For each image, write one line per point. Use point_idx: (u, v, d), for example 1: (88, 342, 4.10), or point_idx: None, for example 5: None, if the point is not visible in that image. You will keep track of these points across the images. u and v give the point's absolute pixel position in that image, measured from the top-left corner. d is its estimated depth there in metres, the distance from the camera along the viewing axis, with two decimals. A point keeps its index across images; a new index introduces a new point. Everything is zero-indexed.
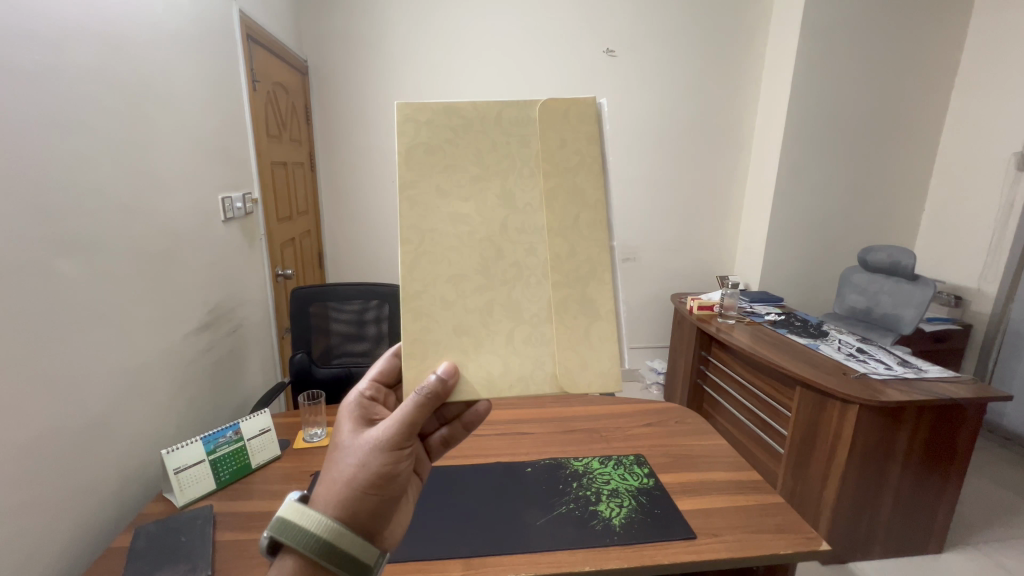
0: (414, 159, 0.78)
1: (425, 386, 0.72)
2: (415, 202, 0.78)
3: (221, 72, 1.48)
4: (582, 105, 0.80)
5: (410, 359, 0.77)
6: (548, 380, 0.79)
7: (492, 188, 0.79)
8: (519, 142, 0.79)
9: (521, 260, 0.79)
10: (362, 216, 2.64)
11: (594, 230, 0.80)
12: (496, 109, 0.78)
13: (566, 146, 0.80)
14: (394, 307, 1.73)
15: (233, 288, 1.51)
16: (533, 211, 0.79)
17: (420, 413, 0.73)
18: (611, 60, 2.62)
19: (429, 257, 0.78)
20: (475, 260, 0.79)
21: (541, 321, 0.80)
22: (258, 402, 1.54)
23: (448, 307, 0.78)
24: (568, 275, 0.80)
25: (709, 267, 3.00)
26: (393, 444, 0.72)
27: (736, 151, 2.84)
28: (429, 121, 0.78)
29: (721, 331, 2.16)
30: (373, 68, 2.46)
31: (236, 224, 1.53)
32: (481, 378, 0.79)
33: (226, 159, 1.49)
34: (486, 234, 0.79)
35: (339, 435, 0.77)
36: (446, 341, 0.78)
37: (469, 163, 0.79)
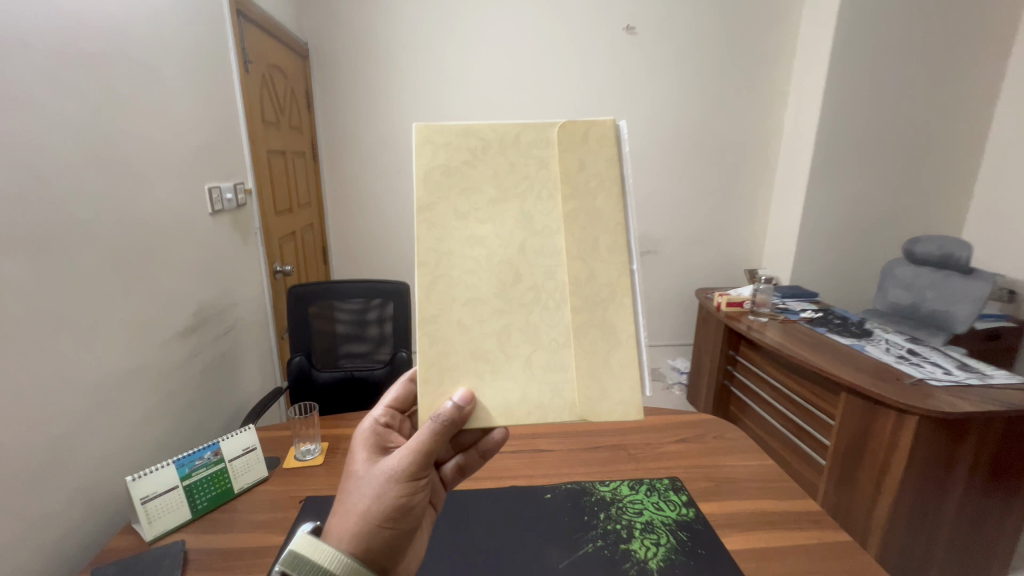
0: (431, 179, 0.72)
1: (441, 413, 0.69)
2: (432, 223, 0.72)
3: (206, 49, 1.35)
4: (603, 126, 0.72)
5: (425, 386, 0.73)
6: (568, 408, 0.73)
7: (511, 210, 0.73)
8: (537, 164, 0.74)
9: (540, 283, 0.74)
10: (369, 209, 2.51)
11: (614, 251, 0.73)
12: (515, 129, 0.72)
13: (586, 168, 0.73)
14: (400, 307, 1.60)
15: (226, 288, 1.40)
16: (552, 234, 0.73)
17: (435, 442, 0.71)
18: (632, 37, 2.44)
19: (448, 279, 0.72)
20: (492, 283, 0.73)
21: (560, 345, 0.74)
22: (252, 411, 1.42)
23: (464, 332, 0.73)
24: (588, 299, 0.73)
25: (735, 260, 2.82)
26: (409, 474, 0.71)
27: (765, 134, 2.65)
28: (448, 141, 0.73)
29: (752, 329, 1.99)
30: (377, 50, 2.32)
31: (227, 217, 1.41)
32: (498, 405, 0.73)
33: (215, 148, 1.37)
34: (504, 257, 0.73)
35: (353, 464, 0.75)
36: (464, 365, 0.73)
37: (487, 184, 0.72)
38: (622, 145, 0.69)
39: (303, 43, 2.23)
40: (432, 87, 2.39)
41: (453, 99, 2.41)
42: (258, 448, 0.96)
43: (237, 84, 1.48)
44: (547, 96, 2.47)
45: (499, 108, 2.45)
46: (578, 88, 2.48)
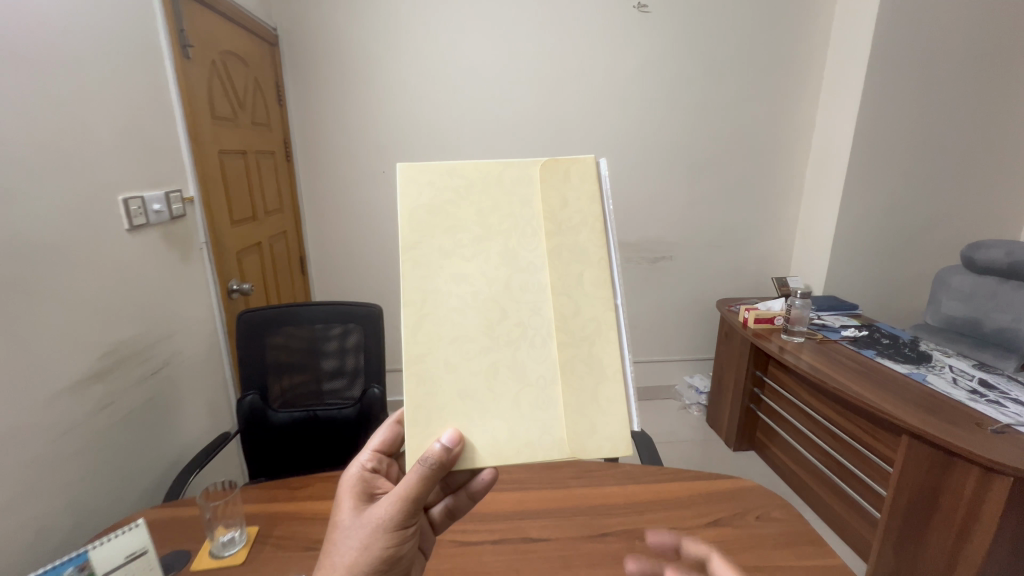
0: (411, 218, 0.61)
1: (429, 455, 0.57)
2: (415, 261, 0.61)
3: (122, 28, 1.11)
4: (584, 163, 0.63)
5: (411, 429, 0.60)
6: (562, 449, 0.61)
7: (494, 246, 0.62)
8: (520, 201, 0.63)
9: (526, 319, 0.62)
10: (350, 212, 2.27)
11: (600, 287, 0.62)
12: (496, 162, 0.63)
13: (568, 204, 0.63)
14: (367, 334, 1.38)
15: (152, 321, 1.16)
16: (537, 270, 0.62)
17: (423, 487, 0.61)
18: (643, 16, 2.16)
19: (432, 321, 0.60)
20: (477, 321, 0.61)
21: (550, 384, 0.62)
22: (190, 464, 1.19)
23: (451, 372, 0.60)
24: (574, 334, 0.62)
25: (759, 266, 2.53)
26: (397, 524, 0.62)
27: (794, 125, 2.35)
28: (430, 181, 0.62)
29: (786, 352, 1.71)
30: (356, 35, 2.06)
31: (154, 231, 1.18)
32: (486, 446, 0.61)
33: (132, 149, 1.11)
34: (488, 293, 0.62)
35: (337, 512, 0.66)
36: (451, 403, 0.60)
37: (470, 219, 0.62)
38: (607, 187, 0.60)
39: (271, 28, 1.99)
40: (419, 72, 2.12)
41: (446, 88, 2.15)
42: (151, 549, 0.73)
43: (169, 77, 1.25)
44: (550, 81, 2.19)
45: (496, 96, 2.19)
46: (584, 71, 2.20)
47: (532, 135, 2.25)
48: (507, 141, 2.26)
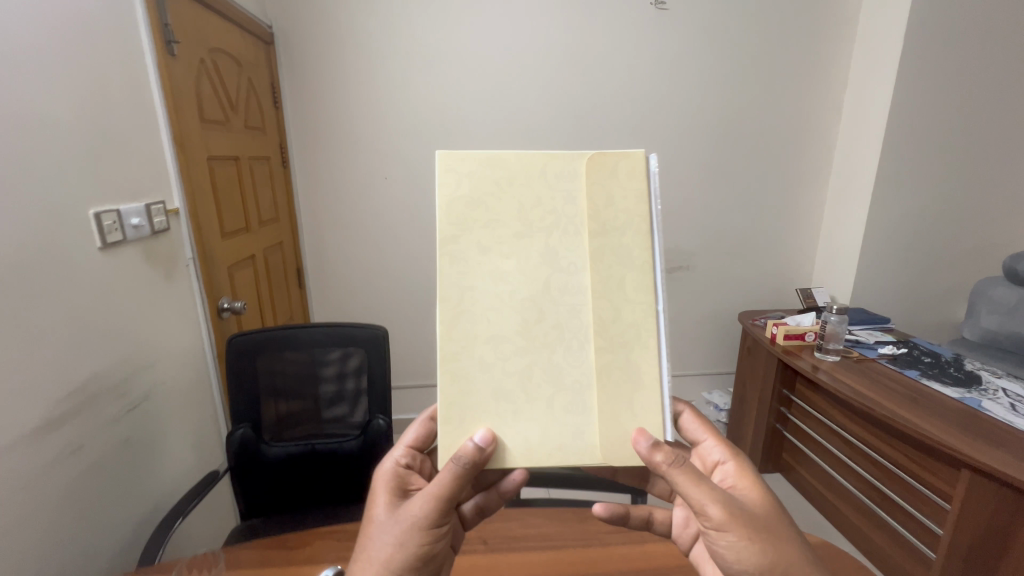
0: (454, 211, 0.63)
1: (462, 454, 0.62)
2: (457, 257, 0.63)
3: (98, 21, 0.99)
4: (633, 160, 0.64)
5: (446, 426, 0.64)
6: (592, 455, 0.65)
7: (536, 245, 0.64)
8: (564, 197, 0.64)
9: (563, 321, 0.64)
10: (352, 220, 2.14)
11: (640, 292, 0.64)
12: (543, 159, 0.63)
13: (613, 201, 0.64)
14: (372, 359, 1.25)
15: (131, 349, 1.03)
16: (578, 271, 0.64)
17: (456, 487, 0.65)
18: (661, 15, 2.05)
19: (470, 316, 0.63)
20: (514, 321, 0.64)
21: (584, 389, 0.65)
22: (176, 507, 1.08)
23: (486, 372, 0.64)
24: (613, 340, 0.64)
25: (780, 277, 2.42)
26: (430, 522, 0.66)
27: (818, 128, 2.24)
28: (473, 173, 0.64)
29: (821, 371, 1.59)
30: (357, 31, 1.95)
31: (136, 248, 1.06)
32: (519, 444, 0.65)
33: (106, 156, 0.99)
34: (528, 292, 0.64)
35: (373, 507, 0.70)
36: (486, 403, 0.64)
37: (512, 217, 0.63)
38: (656, 193, 0.61)
39: (267, 26, 1.87)
40: (424, 71, 2.01)
41: (453, 87, 2.03)
42: None
43: (152, 75, 1.14)
44: (563, 79, 2.07)
45: (506, 95, 2.07)
46: (600, 69, 2.08)
47: (545, 136, 2.13)
48: (517, 144, 2.14)
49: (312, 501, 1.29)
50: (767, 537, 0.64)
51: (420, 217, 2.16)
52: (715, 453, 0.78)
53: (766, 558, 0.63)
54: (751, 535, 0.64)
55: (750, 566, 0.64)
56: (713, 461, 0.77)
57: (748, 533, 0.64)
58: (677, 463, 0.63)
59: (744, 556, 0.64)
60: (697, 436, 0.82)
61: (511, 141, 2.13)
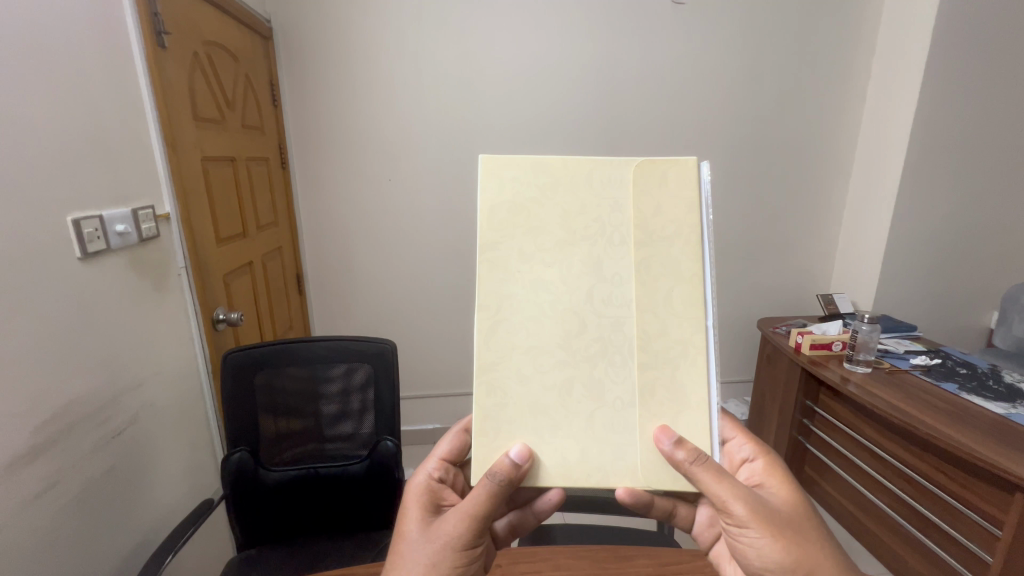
0: (496, 216, 0.57)
1: (498, 470, 0.55)
2: (495, 263, 0.58)
3: (78, 8, 0.89)
4: (684, 167, 0.58)
5: (479, 439, 0.58)
6: (634, 476, 0.58)
7: (579, 253, 0.58)
8: (611, 205, 0.58)
9: (607, 334, 0.58)
10: (354, 224, 2.05)
11: (689, 307, 0.58)
12: (591, 162, 0.57)
13: (662, 211, 0.58)
14: (379, 376, 1.16)
15: (114, 371, 0.94)
16: (623, 283, 0.58)
17: (492, 505, 0.58)
18: (678, 10, 1.96)
19: (508, 326, 0.58)
20: (555, 333, 0.58)
21: (627, 407, 0.58)
22: (166, 540, 0.99)
23: (524, 384, 0.58)
24: (657, 356, 0.58)
25: (798, 282, 2.34)
26: (464, 543, 0.59)
27: (839, 128, 2.15)
28: (518, 179, 0.58)
29: (849, 383, 1.50)
30: (359, 24, 1.85)
31: (122, 256, 0.97)
32: (555, 464, 0.58)
33: (83, 155, 0.89)
34: (569, 304, 0.58)
35: (404, 523, 0.64)
36: (523, 417, 0.58)
37: (555, 224, 0.58)
38: (711, 200, 0.54)
39: (265, 20, 1.78)
40: (429, 67, 1.91)
41: (460, 83, 1.94)
42: None
43: (139, 65, 1.04)
44: (575, 75, 1.99)
45: (515, 91, 1.98)
46: (614, 61, 1.99)
47: (556, 135, 2.04)
48: (528, 145, 2.04)
49: (312, 526, 1.20)
50: (792, 536, 0.58)
51: (426, 220, 2.07)
52: (743, 450, 0.72)
53: (789, 556, 0.57)
54: (775, 532, 0.58)
55: (774, 567, 0.58)
56: (740, 458, 0.71)
57: (772, 531, 0.58)
58: (701, 462, 0.56)
59: (765, 555, 0.58)
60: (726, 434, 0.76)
61: (521, 142, 2.04)
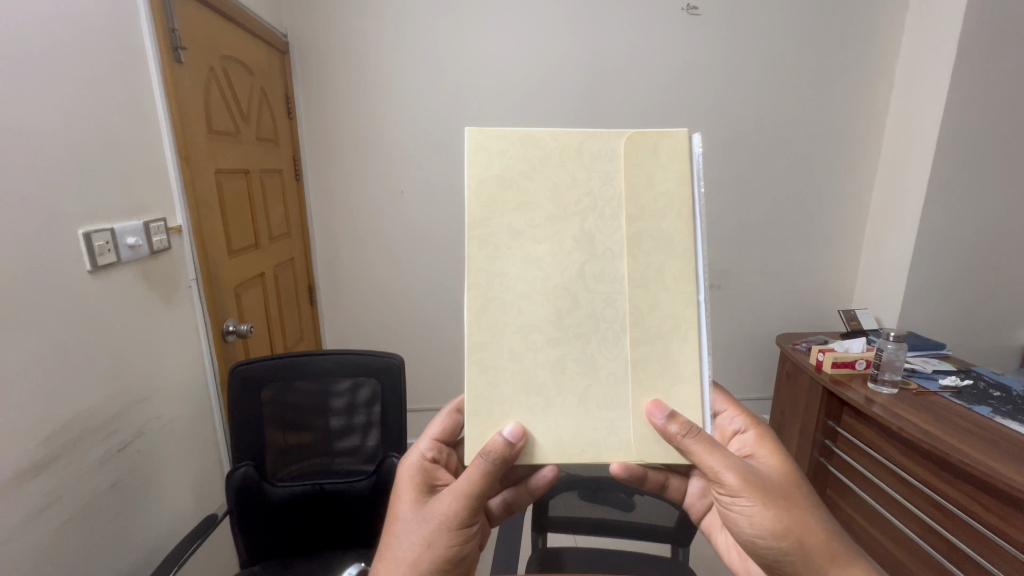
0: (483, 190, 0.58)
1: (492, 448, 0.56)
2: (485, 241, 0.58)
3: (94, 24, 0.91)
4: (675, 139, 0.59)
5: (473, 419, 0.59)
6: (628, 451, 0.59)
7: (570, 229, 0.59)
8: (602, 178, 0.59)
9: (599, 311, 0.59)
10: (365, 234, 2.05)
11: (681, 280, 0.59)
12: (579, 135, 0.59)
13: (654, 184, 0.59)
14: (385, 388, 1.14)
15: (121, 384, 0.94)
16: (615, 258, 0.59)
17: (487, 484, 0.59)
18: (692, 19, 1.94)
19: (499, 305, 0.58)
20: (546, 310, 0.59)
21: (620, 382, 0.59)
22: (171, 555, 0.98)
23: (515, 363, 0.59)
24: (649, 332, 0.59)
25: (819, 296, 2.27)
26: (459, 521, 0.60)
27: (861, 139, 2.10)
28: (504, 151, 0.58)
29: (871, 402, 1.45)
30: (373, 38, 1.87)
31: (134, 268, 0.98)
32: (550, 442, 0.59)
33: (97, 169, 0.89)
34: (561, 280, 0.59)
35: (398, 504, 0.64)
36: (516, 397, 0.59)
37: (545, 200, 0.59)
38: (703, 176, 0.56)
39: (281, 34, 1.81)
40: (442, 80, 1.92)
41: (473, 95, 1.94)
42: None
43: (154, 77, 1.06)
44: (590, 88, 1.98)
45: (527, 104, 1.97)
46: (629, 74, 1.98)
47: None
48: None
49: (318, 542, 1.18)
50: (783, 503, 0.59)
51: (437, 232, 2.06)
52: (735, 422, 0.72)
53: (779, 523, 0.58)
54: (766, 500, 0.58)
55: (765, 535, 0.59)
56: (731, 430, 0.71)
57: (764, 499, 0.59)
58: (694, 434, 0.57)
59: (757, 523, 0.59)
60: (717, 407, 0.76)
61: None
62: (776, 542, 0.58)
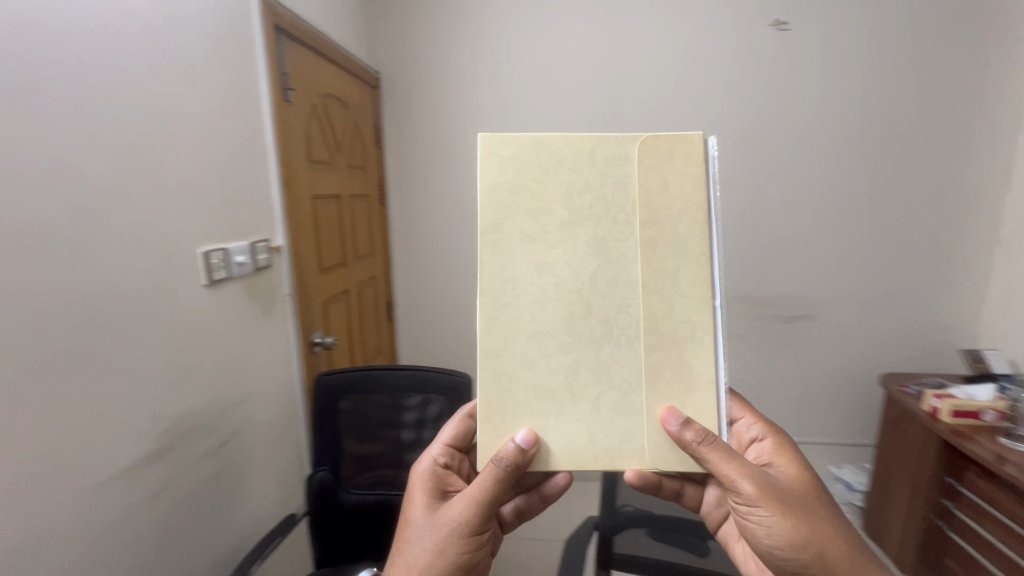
0: (496, 196, 0.60)
1: (503, 455, 0.57)
2: (499, 246, 0.60)
3: (222, 75, 1.06)
4: (690, 143, 0.60)
5: (485, 424, 0.60)
6: (642, 458, 0.61)
7: (583, 235, 0.61)
8: (615, 183, 0.61)
9: (612, 316, 0.60)
10: (437, 255, 2.15)
11: (694, 285, 0.60)
12: (592, 140, 0.60)
13: (668, 189, 0.60)
14: (455, 407, 1.16)
15: (227, 384, 1.06)
16: (628, 263, 0.61)
17: (498, 492, 0.61)
18: (781, 35, 1.84)
19: (513, 310, 0.60)
20: (559, 315, 0.60)
21: (634, 389, 0.61)
22: (254, 549, 1.06)
23: (529, 368, 0.61)
24: (663, 337, 0.60)
25: (935, 332, 1.99)
26: (470, 528, 0.62)
27: (989, 155, 1.84)
28: (518, 157, 0.61)
29: (1000, 459, 1.24)
30: (452, 71, 1.99)
31: (240, 284, 1.10)
32: (563, 448, 0.61)
33: (216, 196, 1.03)
34: (574, 286, 0.61)
35: (411, 509, 0.67)
36: (528, 404, 0.60)
37: (558, 205, 0.61)
38: (716, 180, 0.57)
39: (374, 71, 1.98)
40: (517, 107, 1.99)
41: (546, 120, 1.99)
42: None
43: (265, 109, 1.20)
44: (669, 112, 1.94)
45: (601, 128, 1.97)
46: (710, 94, 1.91)
47: None
48: None
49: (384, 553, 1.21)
50: (800, 513, 0.61)
51: None
52: (752, 430, 0.75)
53: (798, 534, 0.61)
54: (784, 511, 0.61)
55: (782, 543, 0.61)
56: (749, 438, 0.74)
57: (780, 509, 0.61)
58: (709, 442, 0.58)
59: (776, 533, 0.61)
60: (734, 415, 0.79)
61: None
62: (795, 552, 0.61)
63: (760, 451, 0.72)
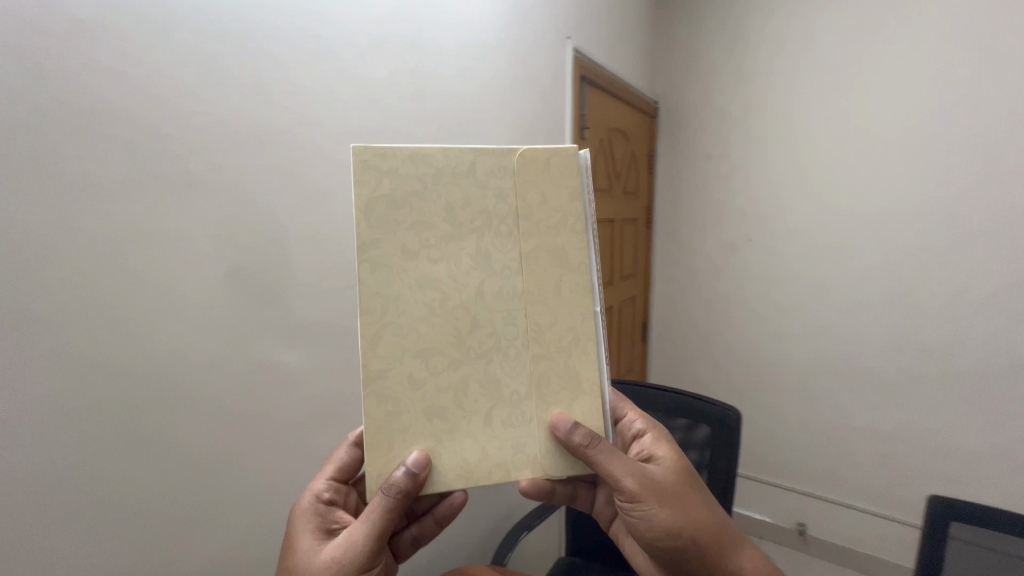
0: (372, 212, 0.55)
1: (391, 481, 0.54)
2: (376, 265, 0.56)
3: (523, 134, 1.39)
4: (565, 155, 0.59)
5: (371, 451, 0.56)
6: (535, 465, 0.59)
7: (465, 247, 0.58)
8: (495, 195, 0.58)
9: (499, 329, 0.58)
10: (708, 282, 2.12)
11: (578, 294, 0.60)
12: (470, 152, 0.57)
13: (546, 200, 0.59)
14: (722, 446, 1.05)
15: None
16: (512, 275, 0.59)
17: (390, 521, 0.57)
18: None
19: (394, 329, 0.56)
20: (445, 332, 0.57)
21: (522, 400, 0.59)
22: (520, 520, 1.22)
23: (416, 390, 0.57)
24: (550, 346, 0.60)
25: None
26: (358, 564, 0.57)
27: None
28: (395, 170, 0.56)
29: None
30: (723, 98, 1.99)
31: None
32: (455, 466, 0.58)
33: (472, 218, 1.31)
34: (457, 301, 0.57)
35: (294, 550, 0.61)
36: (415, 424, 0.57)
37: (439, 217, 0.57)
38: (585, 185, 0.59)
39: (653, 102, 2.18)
40: (783, 111, 1.84)
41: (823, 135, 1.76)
42: None
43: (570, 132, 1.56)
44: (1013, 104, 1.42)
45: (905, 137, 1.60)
46: None
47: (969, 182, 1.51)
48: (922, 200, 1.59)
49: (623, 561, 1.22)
50: (675, 502, 0.63)
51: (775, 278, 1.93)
52: (635, 425, 0.74)
53: (674, 522, 0.63)
54: (661, 502, 0.63)
55: (661, 533, 0.63)
56: (633, 434, 0.73)
57: (658, 500, 0.63)
58: (597, 443, 0.58)
59: (655, 524, 0.63)
60: (619, 411, 0.77)
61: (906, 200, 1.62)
62: (670, 539, 0.63)
63: (639, 450, 0.71)
